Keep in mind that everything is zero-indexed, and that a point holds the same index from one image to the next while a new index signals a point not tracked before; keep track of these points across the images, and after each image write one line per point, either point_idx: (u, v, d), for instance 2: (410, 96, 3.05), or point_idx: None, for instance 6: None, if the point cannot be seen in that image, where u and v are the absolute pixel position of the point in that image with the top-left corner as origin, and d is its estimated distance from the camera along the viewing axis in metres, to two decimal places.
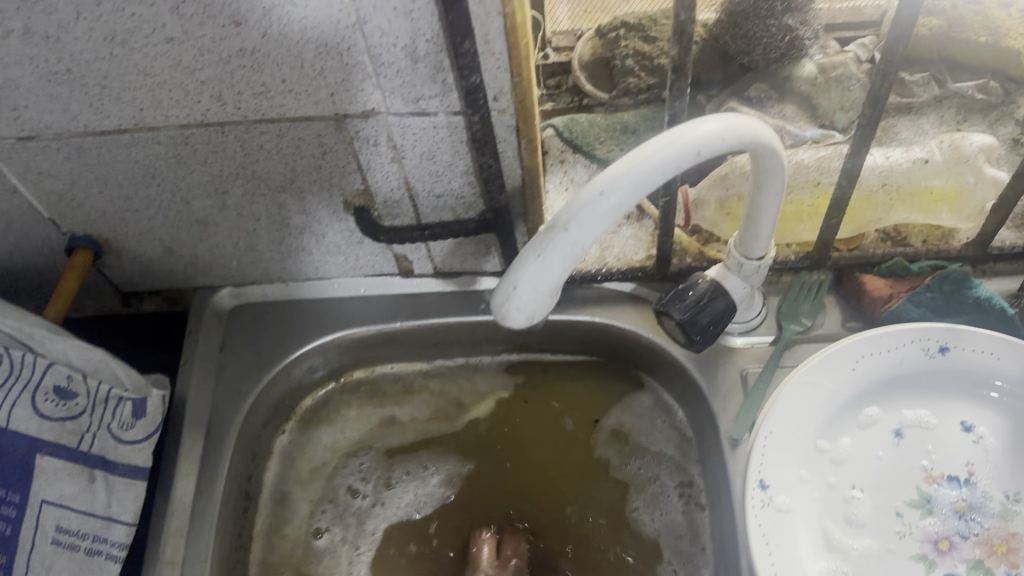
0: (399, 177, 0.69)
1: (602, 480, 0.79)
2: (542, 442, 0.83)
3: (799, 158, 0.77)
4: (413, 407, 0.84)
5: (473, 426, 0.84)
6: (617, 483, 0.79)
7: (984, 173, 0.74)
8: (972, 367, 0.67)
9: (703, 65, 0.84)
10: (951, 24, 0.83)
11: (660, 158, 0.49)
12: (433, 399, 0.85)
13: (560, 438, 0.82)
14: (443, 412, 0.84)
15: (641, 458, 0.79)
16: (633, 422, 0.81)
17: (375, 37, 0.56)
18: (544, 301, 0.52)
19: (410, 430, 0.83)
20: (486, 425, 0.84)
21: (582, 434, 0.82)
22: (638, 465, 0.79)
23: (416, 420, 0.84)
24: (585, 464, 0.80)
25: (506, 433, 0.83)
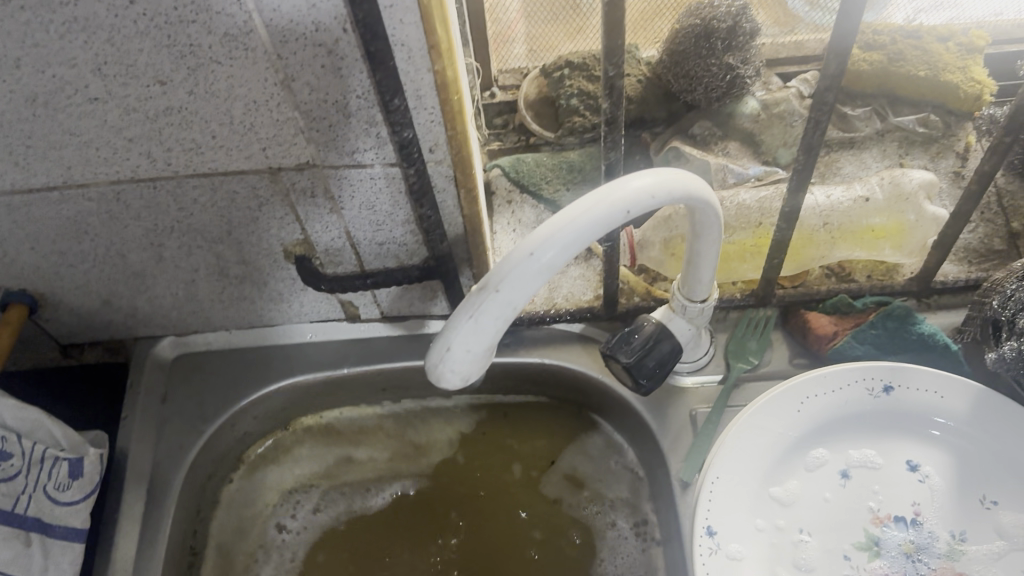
0: (339, 227, 0.68)
1: (551, 518, 0.79)
2: (496, 480, 0.82)
3: (741, 199, 0.78)
4: (370, 452, 0.83)
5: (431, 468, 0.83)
6: (570, 524, 0.78)
7: (925, 210, 0.76)
8: (916, 406, 0.68)
9: (647, 103, 0.85)
10: (892, 58, 0.83)
11: (591, 217, 0.48)
12: (390, 443, 0.84)
13: (514, 476, 0.82)
14: (400, 457, 0.83)
15: (596, 501, 0.78)
16: (586, 465, 0.80)
17: (305, 93, 0.55)
18: (478, 361, 0.51)
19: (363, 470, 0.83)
20: (441, 463, 0.83)
21: (535, 474, 0.81)
22: (591, 509, 0.78)
23: (368, 465, 0.83)
24: (537, 505, 0.80)
25: (461, 470, 0.83)
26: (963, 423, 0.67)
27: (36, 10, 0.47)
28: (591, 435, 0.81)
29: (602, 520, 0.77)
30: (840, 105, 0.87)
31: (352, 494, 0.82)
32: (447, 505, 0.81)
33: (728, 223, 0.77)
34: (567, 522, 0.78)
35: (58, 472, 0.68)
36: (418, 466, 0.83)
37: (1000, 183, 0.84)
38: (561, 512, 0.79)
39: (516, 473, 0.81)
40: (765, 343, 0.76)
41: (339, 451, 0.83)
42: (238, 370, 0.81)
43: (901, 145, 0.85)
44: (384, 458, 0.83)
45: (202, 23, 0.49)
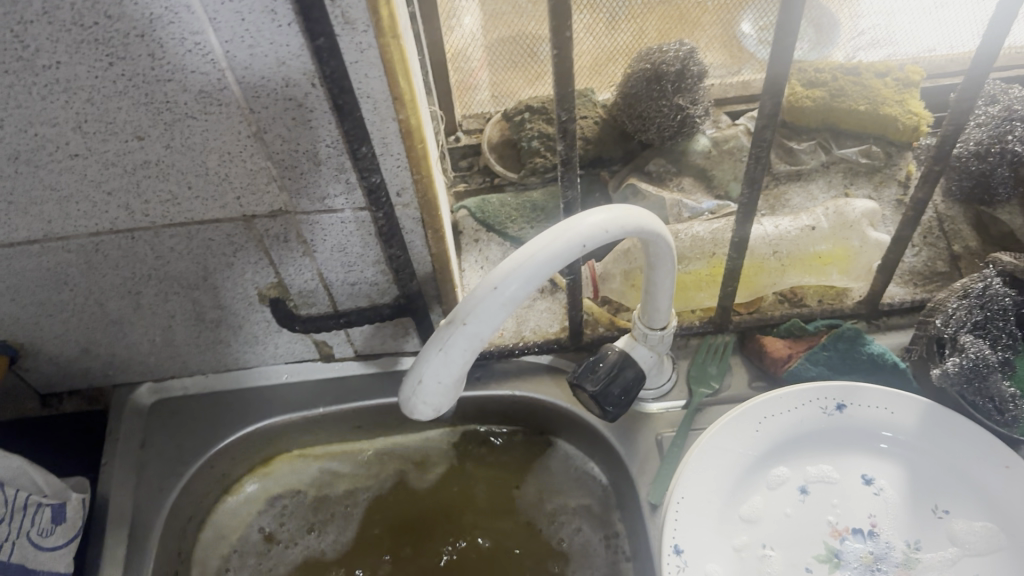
0: (312, 269, 0.71)
1: (530, 538, 0.80)
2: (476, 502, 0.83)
3: (695, 231, 0.82)
4: (354, 480, 0.85)
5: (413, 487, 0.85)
6: (549, 547, 0.79)
7: (868, 237, 0.81)
8: (867, 422, 0.72)
9: (604, 143, 0.90)
10: (833, 95, 0.88)
11: (550, 251, 0.51)
12: (373, 475, 0.85)
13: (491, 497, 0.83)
14: (382, 483, 0.85)
15: (574, 525, 0.80)
16: (559, 490, 0.82)
17: (277, 144, 0.58)
18: (449, 393, 0.54)
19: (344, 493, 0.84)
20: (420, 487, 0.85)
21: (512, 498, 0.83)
22: (569, 532, 0.80)
23: (350, 496, 0.84)
24: (516, 524, 0.81)
25: (441, 494, 0.84)
26: (913, 437, 0.71)
27: (20, 74, 0.50)
28: (564, 461, 0.84)
29: (578, 544, 0.79)
30: (786, 140, 0.91)
31: (335, 519, 0.83)
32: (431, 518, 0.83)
33: (683, 254, 0.81)
34: (541, 546, 0.80)
35: (41, 518, 0.70)
36: (401, 490, 0.85)
37: (939, 208, 0.89)
38: (539, 535, 0.80)
39: (490, 498, 0.83)
40: (724, 368, 0.80)
41: (323, 482, 0.85)
42: (216, 412, 0.83)
43: (846, 176, 0.90)
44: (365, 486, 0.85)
45: (179, 82, 0.53)
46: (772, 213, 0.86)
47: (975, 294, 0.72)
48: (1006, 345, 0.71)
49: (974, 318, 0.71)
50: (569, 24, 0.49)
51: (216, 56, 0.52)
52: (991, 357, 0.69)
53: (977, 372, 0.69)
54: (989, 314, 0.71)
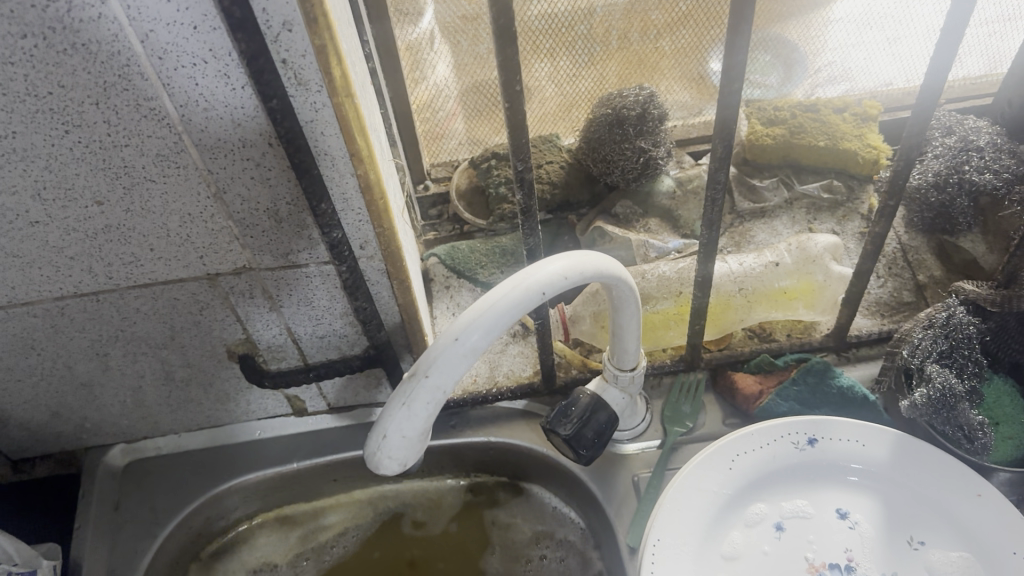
0: (280, 324, 0.70)
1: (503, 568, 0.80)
2: (451, 541, 0.83)
3: (661, 271, 0.83)
4: (334, 527, 0.85)
5: (389, 530, 0.85)
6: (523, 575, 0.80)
7: (831, 270, 0.83)
8: (839, 456, 0.72)
9: (570, 187, 0.91)
10: (793, 132, 0.90)
11: (509, 299, 0.52)
12: (355, 521, 0.85)
13: (463, 535, 0.84)
14: (359, 527, 0.85)
15: (548, 554, 0.80)
16: (533, 523, 0.82)
17: (237, 204, 0.58)
18: (413, 447, 0.53)
19: (321, 537, 0.84)
20: (398, 531, 0.85)
21: (486, 535, 0.83)
22: (543, 560, 0.80)
23: (333, 540, 0.84)
24: (490, 558, 0.81)
25: (417, 537, 0.84)
26: (887, 468, 0.71)
27: None
28: (537, 504, 0.83)
29: None
30: (748, 178, 0.93)
31: (315, 562, 0.83)
32: (407, 557, 0.83)
33: (650, 293, 0.82)
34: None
35: None
36: (377, 533, 0.85)
37: (903, 239, 0.89)
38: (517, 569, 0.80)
39: (465, 533, 0.84)
40: (696, 408, 0.80)
41: (303, 532, 0.84)
42: (193, 471, 0.83)
43: (809, 210, 0.90)
44: (344, 532, 0.85)
45: (136, 146, 0.53)
46: (736, 250, 0.87)
47: (940, 323, 0.73)
48: (970, 374, 0.72)
49: (940, 348, 0.72)
50: (519, 79, 0.50)
51: (172, 120, 0.52)
52: (958, 386, 0.70)
53: (946, 402, 0.70)
54: (953, 343, 0.72)
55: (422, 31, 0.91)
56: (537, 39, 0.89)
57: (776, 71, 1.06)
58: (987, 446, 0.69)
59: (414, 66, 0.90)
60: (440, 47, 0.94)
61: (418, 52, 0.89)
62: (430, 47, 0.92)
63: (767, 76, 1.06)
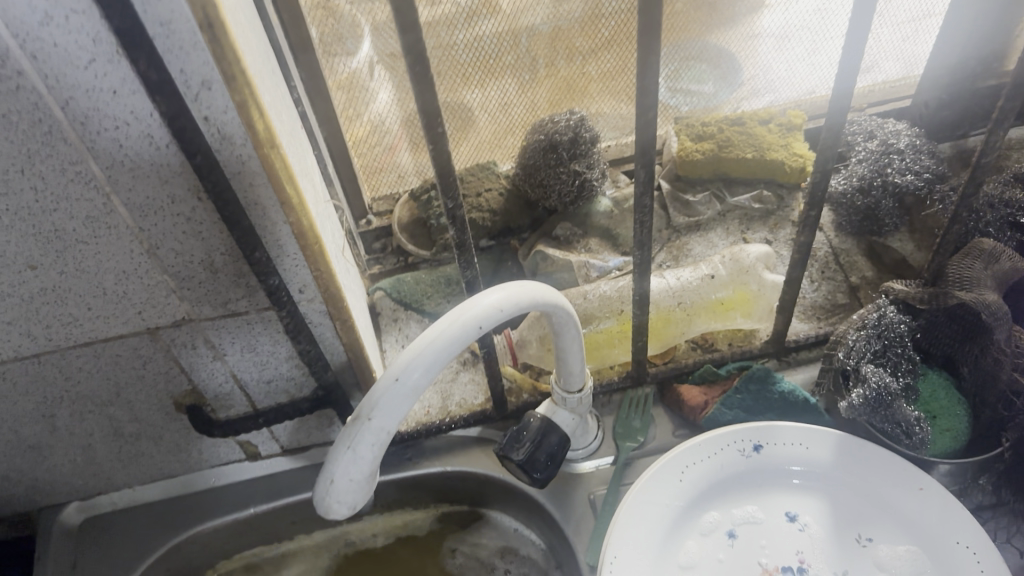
0: (225, 372, 0.70)
1: None
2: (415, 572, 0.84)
3: (601, 290, 0.85)
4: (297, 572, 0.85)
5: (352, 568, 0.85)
6: None
7: (765, 279, 0.85)
8: (785, 460, 0.74)
9: (510, 214, 0.92)
10: (722, 146, 0.93)
11: (446, 335, 0.52)
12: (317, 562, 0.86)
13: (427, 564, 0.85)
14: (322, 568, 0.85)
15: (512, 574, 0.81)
16: (494, 546, 0.84)
17: (171, 257, 0.59)
18: (360, 488, 0.54)
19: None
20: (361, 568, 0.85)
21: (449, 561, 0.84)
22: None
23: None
24: None
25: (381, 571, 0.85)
26: (831, 468, 0.73)
27: None
28: (496, 527, 0.84)
29: None
30: (681, 193, 0.95)
31: None
32: None
33: (592, 312, 0.84)
34: None
35: None
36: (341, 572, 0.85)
37: (833, 243, 0.90)
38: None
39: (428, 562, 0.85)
40: (644, 421, 0.82)
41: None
42: (150, 524, 0.82)
43: (742, 221, 0.93)
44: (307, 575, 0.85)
45: (65, 210, 0.53)
46: (675, 264, 0.89)
47: (871, 325, 0.76)
48: (904, 371, 0.75)
49: (873, 348, 0.75)
50: (440, 121, 0.51)
51: (98, 182, 0.52)
52: (892, 384, 0.73)
53: (882, 402, 0.72)
54: (887, 342, 0.75)
55: (360, 62, 0.90)
56: (466, 71, 0.89)
57: (709, 79, 1.07)
58: (924, 441, 0.72)
59: (352, 98, 0.89)
60: (380, 76, 0.92)
61: (359, 82, 0.89)
62: (371, 77, 0.91)
63: (701, 84, 1.07)
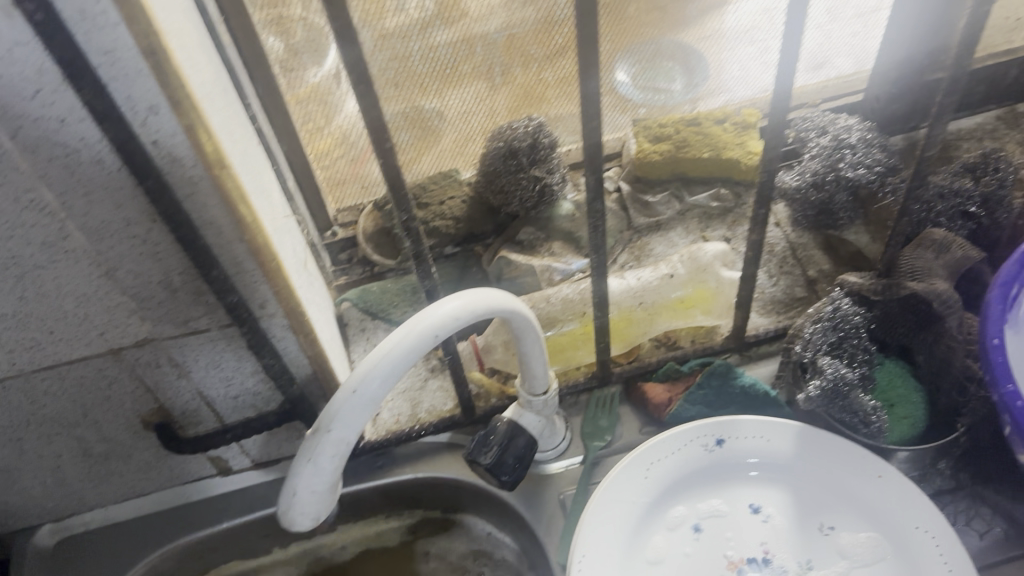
0: (191, 389, 0.71)
1: None
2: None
3: (564, 294, 0.87)
4: None
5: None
6: None
7: (722, 276, 0.87)
8: (747, 452, 0.76)
9: (473, 220, 0.94)
10: (679, 147, 0.94)
11: (404, 345, 0.53)
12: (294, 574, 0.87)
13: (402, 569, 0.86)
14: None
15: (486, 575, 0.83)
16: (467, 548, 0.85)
17: (129, 279, 0.59)
18: (323, 498, 0.55)
19: None
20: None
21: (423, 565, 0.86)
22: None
23: None
24: None
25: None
26: (792, 459, 0.75)
27: None
28: (468, 529, 0.86)
29: None
30: (641, 194, 0.96)
31: None
32: None
33: (555, 316, 0.85)
34: None
35: None
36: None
37: (790, 237, 0.92)
38: None
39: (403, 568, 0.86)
40: (612, 420, 0.83)
41: None
42: (124, 542, 0.83)
43: (701, 219, 0.95)
44: None
45: (20, 237, 0.54)
46: (636, 264, 0.91)
47: (827, 316, 0.77)
48: (861, 362, 0.76)
49: (830, 340, 0.76)
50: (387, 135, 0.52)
51: (51, 208, 0.53)
52: (849, 375, 0.74)
53: (839, 392, 0.73)
54: (842, 334, 0.76)
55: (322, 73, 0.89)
56: (422, 82, 0.86)
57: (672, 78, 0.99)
58: (881, 429, 0.73)
59: (317, 112, 0.89)
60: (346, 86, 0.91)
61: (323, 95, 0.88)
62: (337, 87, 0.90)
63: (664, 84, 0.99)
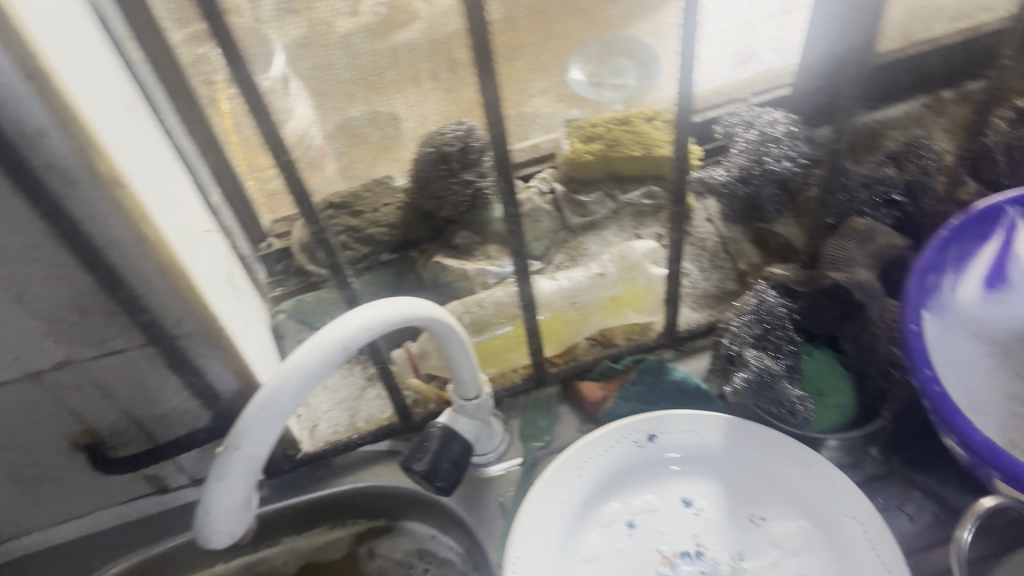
0: (118, 409, 0.71)
1: None
2: None
3: (497, 297, 0.87)
4: None
5: None
6: None
7: (651, 273, 0.88)
8: (680, 447, 0.76)
9: (408, 226, 0.92)
10: (610, 146, 0.95)
11: (311, 359, 0.53)
12: None
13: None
14: None
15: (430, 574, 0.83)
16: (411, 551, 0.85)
17: (38, 302, 0.59)
18: (239, 515, 0.56)
19: None
20: None
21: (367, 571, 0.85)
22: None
23: None
24: None
25: None
26: (722, 451, 0.76)
27: None
28: (412, 533, 0.85)
29: None
30: (575, 194, 0.97)
31: None
32: None
33: (487, 319, 0.85)
34: None
35: None
36: None
37: (722, 232, 0.93)
38: None
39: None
40: (551, 421, 0.84)
41: None
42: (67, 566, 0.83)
43: (636, 216, 0.95)
44: None
45: None
46: (572, 264, 0.91)
47: (752, 308, 0.79)
48: (787, 352, 0.77)
49: (755, 332, 0.77)
50: (285, 147, 0.52)
51: None
52: (773, 366, 0.75)
53: (764, 384, 0.75)
54: (766, 326, 0.78)
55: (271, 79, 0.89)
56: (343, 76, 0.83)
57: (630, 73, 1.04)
58: (808, 418, 0.74)
59: (264, 117, 0.88)
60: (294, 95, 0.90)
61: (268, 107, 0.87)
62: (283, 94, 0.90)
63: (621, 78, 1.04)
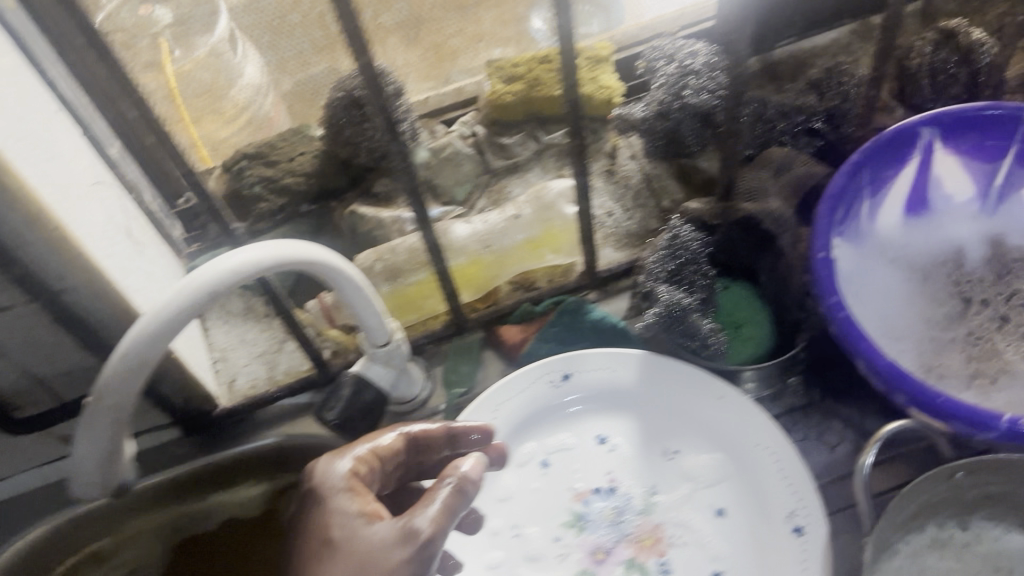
0: (13, 368, 0.69)
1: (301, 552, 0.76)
2: None
3: (411, 243, 0.84)
4: None
5: None
6: None
7: (566, 213, 0.84)
8: (595, 385, 0.75)
9: (326, 176, 0.89)
10: (531, 85, 0.91)
11: (176, 309, 0.52)
12: None
13: None
14: None
15: None
16: None
17: None
18: (110, 463, 0.56)
19: None
20: None
21: None
22: None
23: None
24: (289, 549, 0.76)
25: None
26: (637, 386, 0.75)
27: None
28: None
29: None
30: (497, 136, 0.94)
31: None
32: None
33: (400, 267, 0.82)
34: None
35: None
36: None
37: (646, 168, 0.90)
38: None
39: None
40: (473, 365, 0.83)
41: None
42: None
43: (560, 157, 0.93)
44: None
45: None
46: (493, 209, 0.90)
47: (666, 244, 0.77)
48: (701, 286, 0.76)
49: (668, 268, 0.76)
50: None
51: None
52: (685, 301, 0.74)
53: (675, 318, 0.74)
54: (680, 261, 0.76)
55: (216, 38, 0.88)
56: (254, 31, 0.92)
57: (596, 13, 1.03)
58: (720, 350, 0.74)
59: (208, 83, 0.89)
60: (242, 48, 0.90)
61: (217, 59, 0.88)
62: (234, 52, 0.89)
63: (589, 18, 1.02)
